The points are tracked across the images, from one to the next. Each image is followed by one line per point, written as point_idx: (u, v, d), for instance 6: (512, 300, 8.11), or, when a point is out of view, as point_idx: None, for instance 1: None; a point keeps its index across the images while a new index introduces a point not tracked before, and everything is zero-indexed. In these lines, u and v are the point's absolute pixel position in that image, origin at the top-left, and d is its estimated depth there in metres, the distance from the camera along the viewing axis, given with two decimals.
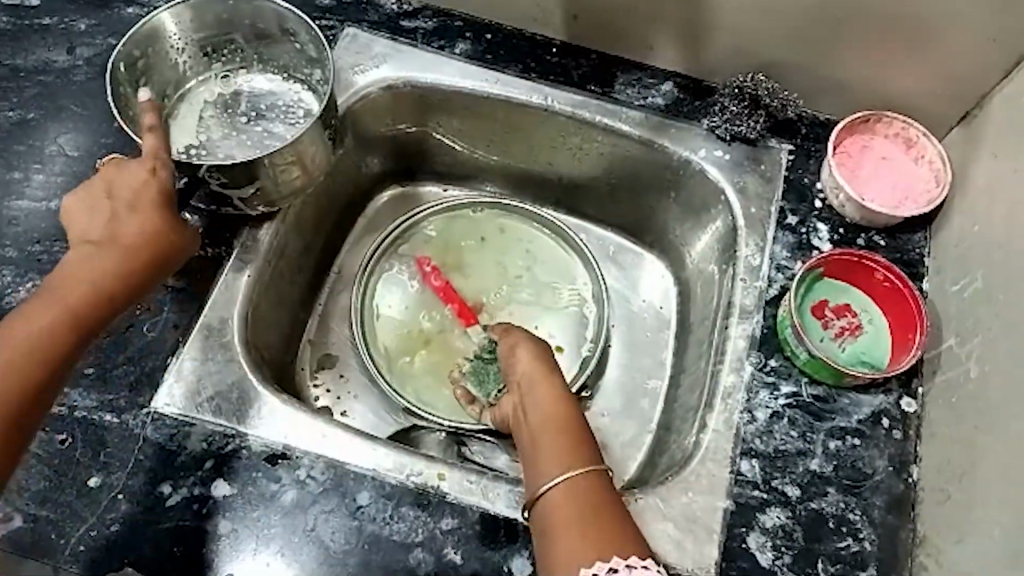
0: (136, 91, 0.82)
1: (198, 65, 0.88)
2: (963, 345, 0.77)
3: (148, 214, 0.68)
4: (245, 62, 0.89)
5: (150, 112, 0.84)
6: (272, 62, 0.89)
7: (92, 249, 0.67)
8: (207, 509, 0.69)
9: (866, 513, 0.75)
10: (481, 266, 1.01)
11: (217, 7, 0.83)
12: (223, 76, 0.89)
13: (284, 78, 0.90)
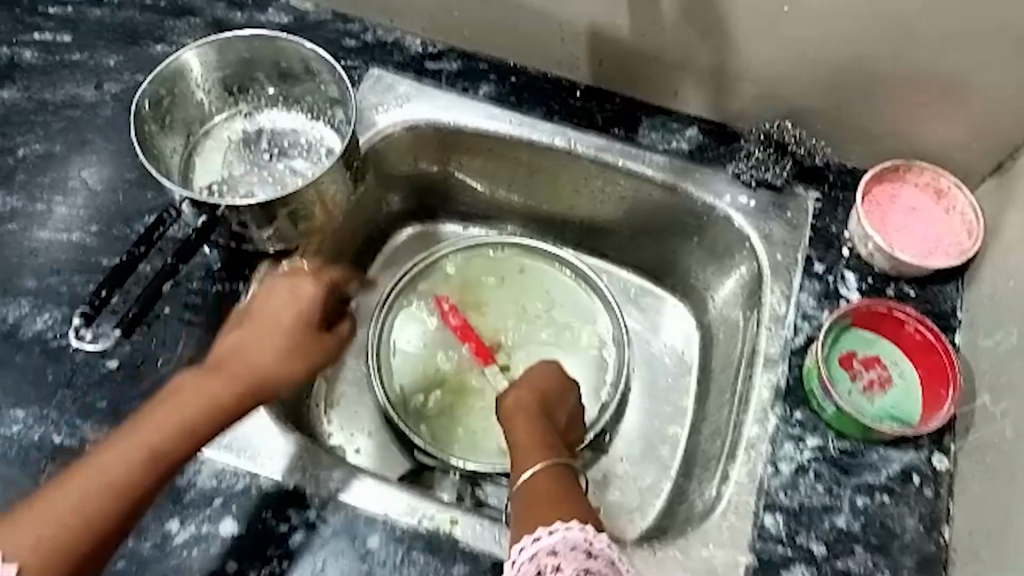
0: (161, 130, 0.84)
1: (222, 104, 0.89)
2: (997, 402, 0.75)
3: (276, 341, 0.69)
4: (269, 101, 0.90)
5: (173, 153, 0.86)
6: (295, 101, 0.90)
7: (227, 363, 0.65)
8: (215, 549, 0.68)
9: (895, 573, 0.72)
10: (502, 308, 1.00)
11: (239, 48, 0.84)
12: (246, 114, 0.91)
13: (307, 117, 0.90)
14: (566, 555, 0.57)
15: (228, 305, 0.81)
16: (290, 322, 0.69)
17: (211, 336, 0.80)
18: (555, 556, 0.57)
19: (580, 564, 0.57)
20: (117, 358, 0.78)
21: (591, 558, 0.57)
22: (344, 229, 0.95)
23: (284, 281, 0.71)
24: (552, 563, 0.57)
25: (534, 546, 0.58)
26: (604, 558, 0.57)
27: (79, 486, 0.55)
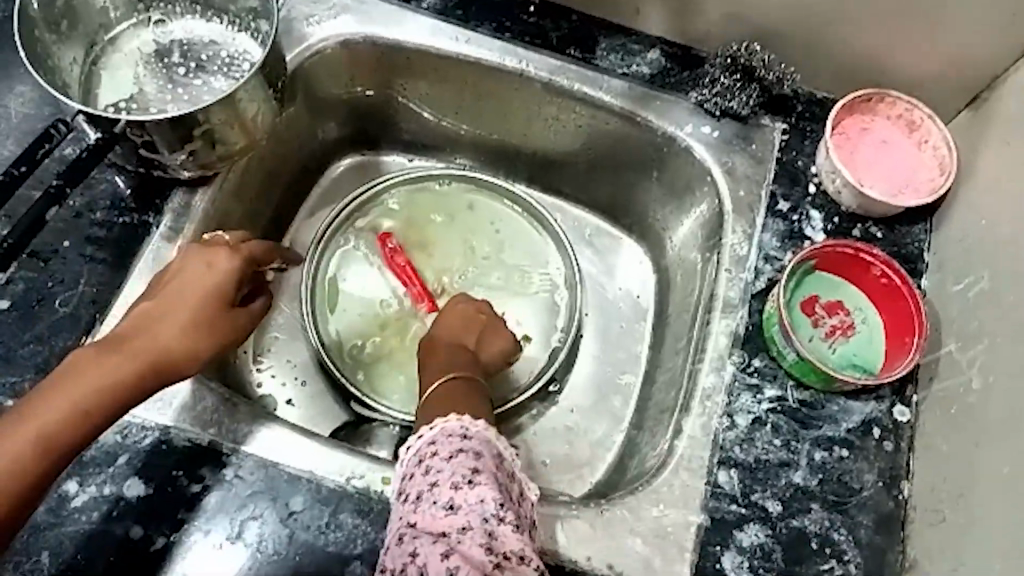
0: (61, 38, 0.76)
1: (128, 12, 0.82)
2: (964, 351, 0.71)
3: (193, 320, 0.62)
4: (182, 9, 0.84)
5: (74, 64, 0.78)
6: (209, 8, 0.83)
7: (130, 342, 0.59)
8: (119, 512, 0.62)
9: (851, 532, 0.68)
10: (445, 245, 0.93)
11: None
12: (157, 23, 0.84)
13: (225, 26, 0.84)
14: (444, 439, 0.59)
15: (134, 240, 0.74)
16: (203, 297, 0.63)
17: (117, 275, 0.72)
18: (433, 445, 0.59)
19: (456, 445, 0.58)
20: (7, 300, 0.70)
21: (467, 439, 0.59)
22: (270, 154, 0.86)
23: (199, 248, 0.65)
24: (431, 450, 0.59)
25: (420, 441, 0.60)
26: (479, 438, 0.59)
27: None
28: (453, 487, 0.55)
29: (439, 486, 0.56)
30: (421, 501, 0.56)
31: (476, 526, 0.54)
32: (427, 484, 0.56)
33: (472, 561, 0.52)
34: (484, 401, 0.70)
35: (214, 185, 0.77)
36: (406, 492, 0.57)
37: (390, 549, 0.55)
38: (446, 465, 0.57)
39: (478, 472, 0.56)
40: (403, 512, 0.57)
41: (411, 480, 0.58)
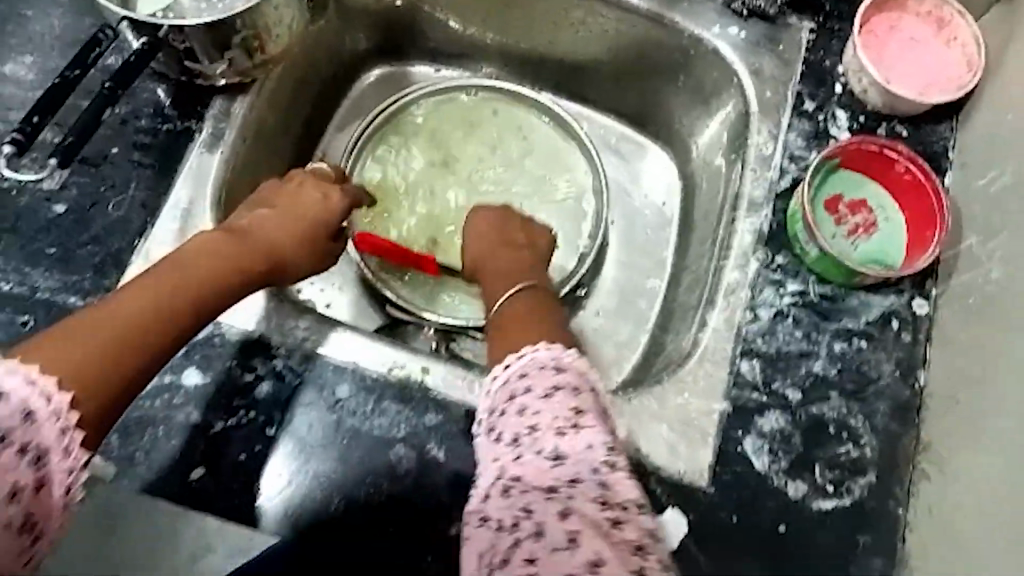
0: None
1: None
2: (985, 245, 0.73)
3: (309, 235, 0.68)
4: None
5: None
6: None
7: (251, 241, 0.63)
8: (178, 399, 0.66)
9: (868, 418, 0.71)
10: (475, 152, 0.96)
11: None
12: None
13: None
14: (535, 374, 0.53)
15: (179, 146, 0.77)
16: (312, 219, 0.69)
17: (163, 179, 0.76)
18: (524, 378, 0.54)
19: (549, 382, 0.53)
20: (64, 203, 0.74)
21: (560, 373, 0.53)
22: (302, 61, 0.88)
23: (303, 180, 0.71)
24: (523, 386, 0.53)
25: (500, 374, 0.55)
26: (573, 371, 0.54)
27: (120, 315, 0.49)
28: (557, 432, 0.50)
29: (540, 432, 0.50)
30: (521, 449, 0.50)
31: (588, 477, 0.48)
32: (524, 428, 0.51)
33: (589, 519, 0.46)
34: (556, 311, 0.65)
35: (252, 93, 0.80)
36: (497, 432, 0.52)
37: (490, 498, 0.48)
38: (543, 405, 0.51)
39: (580, 413, 0.51)
40: (494, 452, 0.51)
41: (501, 418, 0.52)
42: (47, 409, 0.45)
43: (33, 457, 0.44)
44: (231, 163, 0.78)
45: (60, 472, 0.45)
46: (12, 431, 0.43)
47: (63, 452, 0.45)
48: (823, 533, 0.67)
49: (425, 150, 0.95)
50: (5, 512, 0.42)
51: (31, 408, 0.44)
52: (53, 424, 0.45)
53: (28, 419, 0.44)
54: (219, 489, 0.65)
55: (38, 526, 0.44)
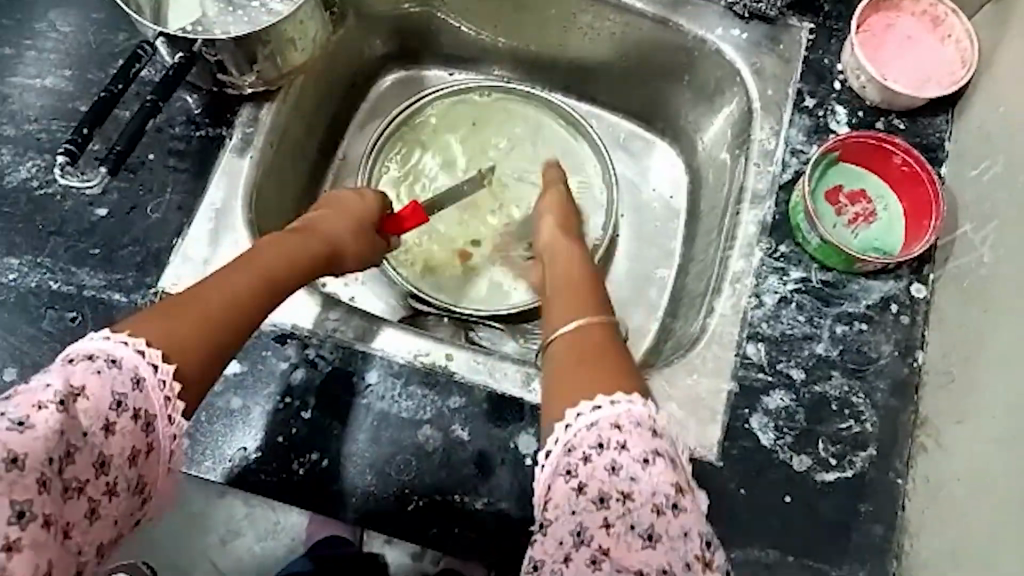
0: None
1: None
2: (977, 231, 0.76)
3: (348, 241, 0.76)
4: None
5: None
6: None
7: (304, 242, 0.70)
8: (218, 386, 0.71)
9: (869, 396, 0.74)
10: (490, 153, 1.00)
11: None
12: None
13: None
14: (632, 431, 0.53)
15: (211, 151, 0.81)
16: (353, 225, 0.76)
17: (198, 183, 0.80)
18: (622, 439, 0.53)
19: (646, 446, 0.53)
20: (105, 207, 0.78)
21: (655, 437, 0.54)
22: (325, 69, 0.93)
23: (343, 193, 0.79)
24: (617, 441, 0.53)
25: (588, 418, 0.54)
26: (664, 438, 0.54)
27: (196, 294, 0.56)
28: (654, 511, 0.50)
29: (636, 504, 0.50)
30: (612, 517, 0.50)
31: (678, 566, 0.49)
32: (619, 493, 0.51)
33: None
34: (622, 347, 0.63)
35: (279, 99, 0.85)
36: (584, 486, 0.52)
37: (572, 558, 0.50)
38: (643, 476, 0.51)
39: (679, 493, 0.52)
40: (575, 504, 0.51)
41: (588, 473, 0.52)
42: (154, 376, 0.50)
43: (144, 422, 0.49)
44: (261, 166, 0.83)
45: (165, 438, 0.51)
46: (126, 397, 0.49)
47: (167, 418, 0.51)
48: (827, 503, 0.71)
49: (443, 152, 0.99)
50: (125, 474, 0.49)
51: (140, 375, 0.50)
52: (160, 391, 0.50)
53: (139, 385, 0.49)
54: (259, 469, 0.69)
55: (147, 487, 0.50)
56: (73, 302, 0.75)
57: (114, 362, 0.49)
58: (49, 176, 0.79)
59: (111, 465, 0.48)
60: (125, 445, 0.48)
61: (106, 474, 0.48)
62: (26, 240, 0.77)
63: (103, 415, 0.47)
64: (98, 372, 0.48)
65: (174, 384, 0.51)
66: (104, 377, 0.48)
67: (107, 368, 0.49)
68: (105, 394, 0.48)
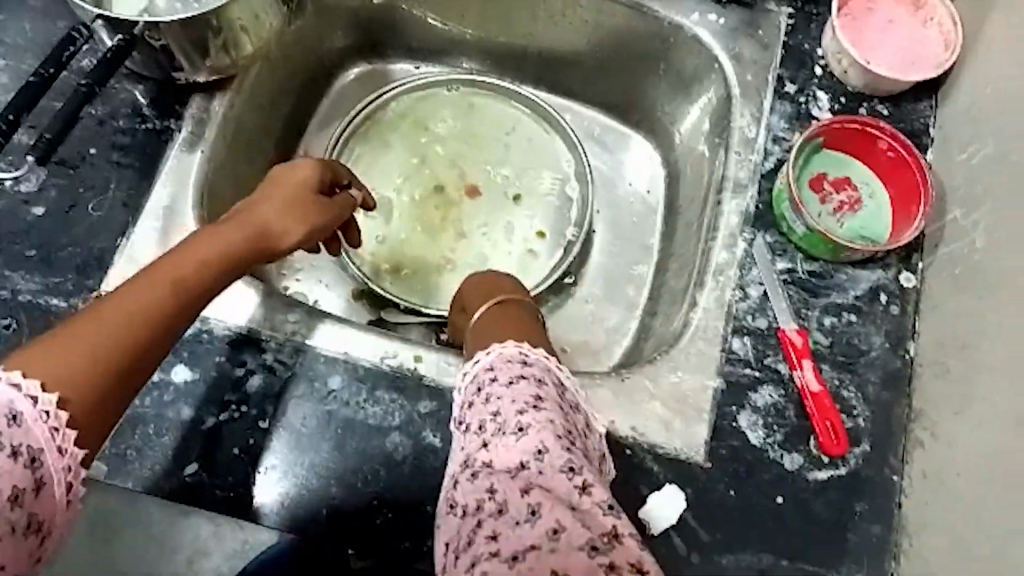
0: None
1: None
2: (969, 215, 0.73)
3: (291, 219, 0.67)
4: None
5: None
6: None
7: (240, 228, 0.63)
8: (170, 395, 0.66)
9: (860, 390, 0.71)
10: (457, 148, 0.96)
11: None
12: None
13: None
14: (500, 366, 0.54)
15: (160, 146, 0.76)
16: (301, 204, 0.69)
17: (145, 179, 0.75)
18: (491, 371, 0.54)
19: (513, 373, 0.54)
20: (44, 205, 0.73)
21: (526, 366, 0.55)
22: (283, 61, 0.88)
23: (302, 157, 0.71)
24: (488, 377, 0.54)
25: (471, 371, 0.55)
26: (539, 366, 0.55)
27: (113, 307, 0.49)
28: (518, 412, 0.51)
29: (503, 417, 0.51)
30: (488, 434, 0.51)
31: (552, 443, 0.49)
32: (489, 415, 0.52)
33: (556, 491, 0.47)
34: (528, 320, 0.63)
35: (233, 90, 0.80)
36: (468, 424, 0.53)
37: (458, 483, 0.50)
38: (505, 393, 0.52)
39: (542, 400, 0.52)
40: (465, 444, 0.52)
41: (471, 414, 0.53)
42: (33, 410, 0.45)
43: (28, 458, 0.44)
44: (213, 163, 0.78)
45: (58, 469, 0.45)
46: (0, 435, 0.43)
47: (56, 450, 0.45)
48: (821, 503, 0.67)
49: (408, 148, 0.95)
50: (7, 517, 0.43)
51: (17, 411, 0.44)
52: (42, 424, 0.45)
53: (15, 421, 0.44)
54: (213, 484, 0.64)
55: (45, 525, 0.45)
56: (8, 308, 0.69)
57: None
58: None
59: None
60: (4, 485, 0.43)
61: None
62: None
63: None
64: None
65: (61, 414, 0.45)
66: None
67: None
68: None
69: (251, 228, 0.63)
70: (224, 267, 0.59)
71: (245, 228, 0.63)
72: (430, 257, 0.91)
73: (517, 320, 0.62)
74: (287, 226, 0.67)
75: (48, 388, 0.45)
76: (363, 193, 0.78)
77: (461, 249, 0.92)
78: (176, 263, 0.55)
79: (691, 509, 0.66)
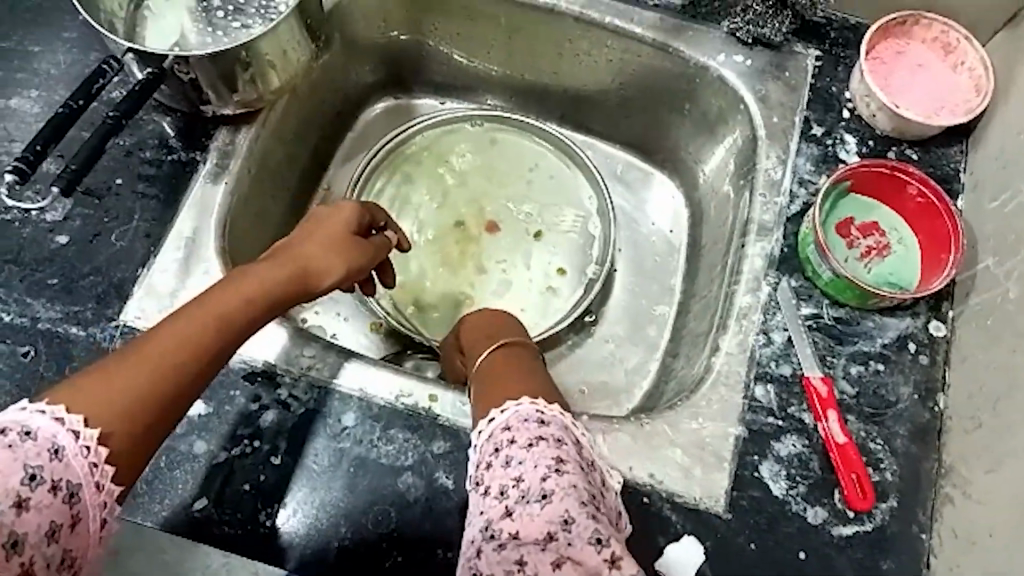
0: None
1: None
2: (1001, 264, 0.71)
3: (337, 255, 0.67)
4: None
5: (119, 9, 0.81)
6: None
7: (284, 264, 0.63)
8: (183, 428, 0.65)
9: (887, 442, 0.69)
10: (480, 184, 0.95)
11: None
12: None
13: None
14: (519, 426, 0.53)
15: (184, 177, 0.77)
16: (345, 241, 0.68)
17: (168, 209, 0.75)
18: (509, 431, 0.53)
19: (532, 432, 0.52)
20: (68, 234, 0.73)
21: (544, 424, 0.53)
22: (309, 95, 0.89)
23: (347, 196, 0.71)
24: (507, 437, 0.52)
25: (487, 428, 0.54)
26: (557, 423, 0.53)
27: (159, 348, 0.50)
28: (542, 478, 0.49)
29: (527, 484, 0.50)
30: (512, 503, 0.49)
31: (578, 512, 0.48)
32: (510, 480, 0.50)
33: (586, 567, 0.46)
34: (537, 367, 0.62)
35: (258, 123, 0.80)
36: (486, 486, 0.51)
37: (482, 552, 0.48)
38: (525, 457, 0.51)
39: (564, 463, 0.50)
40: (483, 508, 0.50)
41: (489, 475, 0.51)
42: (74, 445, 0.45)
43: (66, 493, 0.44)
44: (236, 196, 0.78)
45: (94, 506, 0.46)
46: (41, 469, 0.44)
47: (93, 486, 0.46)
48: (845, 559, 0.65)
49: (431, 183, 0.95)
50: (43, 552, 0.44)
51: (59, 445, 0.45)
52: (82, 459, 0.45)
53: (56, 455, 0.45)
54: (222, 521, 0.63)
55: (77, 562, 0.45)
56: (26, 336, 0.69)
57: (28, 434, 0.44)
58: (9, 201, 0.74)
59: (25, 544, 0.43)
60: (41, 520, 0.43)
61: (20, 556, 0.43)
62: None
63: (14, 491, 0.43)
64: (8, 446, 0.43)
65: (100, 450, 0.46)
66: (16, 453, 0.43)
67: (20, 441, 0.44)
68: (15, 468, 0.43)
69: (296, 264, 0.63)
70: (269, 304, 0.59)
71: (291, 264, 0.63)
72: (451, 293, 0.90)
73: (527, 367, 0.61)
74: (332, 263, 0.66)
75: (91, 422, 0.46)
76: (400, 234, 0.79)
77: (481, 287, 0.91)
78: (220, 297, 0.56)
79: (709, 561, 0.64)
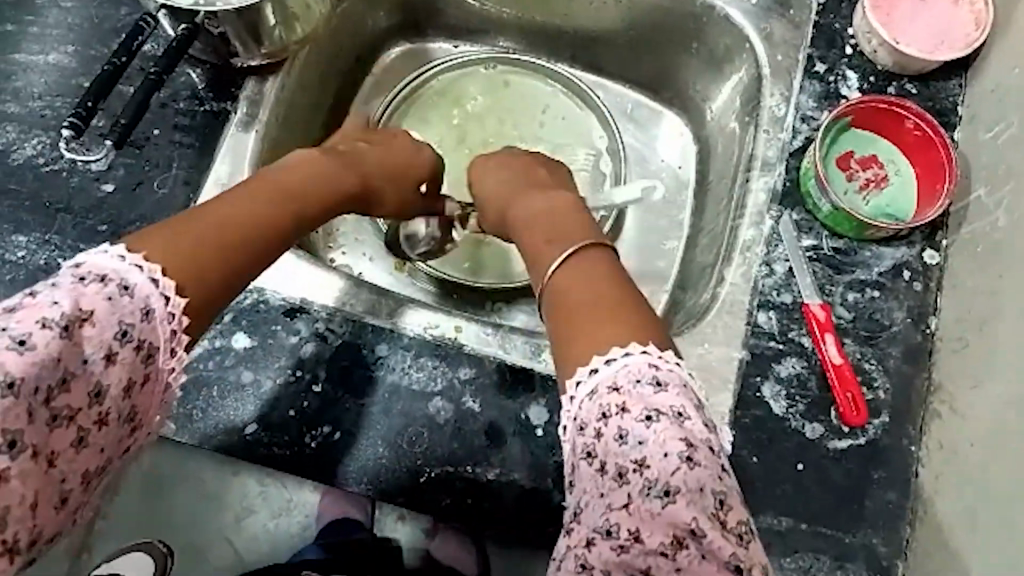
0: None
1: None
2: (992, 194, 0.75)
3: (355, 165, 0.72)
4: None
5: None
6: None
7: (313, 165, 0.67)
8: (230, 360, 0.71)
9: (881, 362, 0.74)
10: (495, 125, 0.99)
11: None
12: None
13: None
14: (633, 391, 0.47)
15: (217, 127, 0.81)
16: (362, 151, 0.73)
17: (204, 158, 0.80)
18: (620, 395, 0.47)
19: (650, 403, 0.46)
20: (113, 183, 0.78)
21: (662, 392, 0.47)
22: (329, 42, 0.92)
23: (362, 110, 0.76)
24: (618, 405, 0.46)
25: (590, 386, 0.48)
26: (679, 390, 0.48)
27: (221, 211, 0.53)
28: (672, 469, 0.45)
29: (652, 471, 0.45)
30: (634, 492, 0.45)
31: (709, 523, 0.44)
32: (633, 463, 0.45)
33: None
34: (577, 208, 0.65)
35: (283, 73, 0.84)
36: (602, 464, 0.46)
37: (596, 544, 0.44)
38: (651, 437, 0.45)
39: (694, 448, 0.45)
40: (600, 487, 0.46)
41: (605, 451, 0.46)
42: (163, 310, 0.47)
43: (147, 354, 0.47)
44: (267, 144, 0.83)
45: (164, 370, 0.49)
46: (133, 326, 0.46)
47: (168, 352, 0.48)
48: (838, 470, 0.71)
49: (448, 125, 0.99)
50: (119, 405, 0.47)
51: (150, 306, 0.47)
52: (167, 325, 0.48)
53: (147, 316, 0.47)
54: (269, 442, 0.70)
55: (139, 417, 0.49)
56: None
57: (126, 289, 0.46)
58: (56, 153, 0.79)
59: (106, 395, 0.46)
60: (122, 376, 0.46)
61: (101, 405, 0.46)
62: (33, 215, 0.77)
63: (108, 343, 0.45)
64: (108, 297, 0.46)
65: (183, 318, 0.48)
66: (116, 306, 0.46)
67: (119, 294, 0.46)
68: (111, 322, 0.45)
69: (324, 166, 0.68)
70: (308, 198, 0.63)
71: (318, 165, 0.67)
72: None
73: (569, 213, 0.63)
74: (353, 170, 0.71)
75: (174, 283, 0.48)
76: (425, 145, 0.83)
77: None
78: (266, 185, 0.59)
79: None
